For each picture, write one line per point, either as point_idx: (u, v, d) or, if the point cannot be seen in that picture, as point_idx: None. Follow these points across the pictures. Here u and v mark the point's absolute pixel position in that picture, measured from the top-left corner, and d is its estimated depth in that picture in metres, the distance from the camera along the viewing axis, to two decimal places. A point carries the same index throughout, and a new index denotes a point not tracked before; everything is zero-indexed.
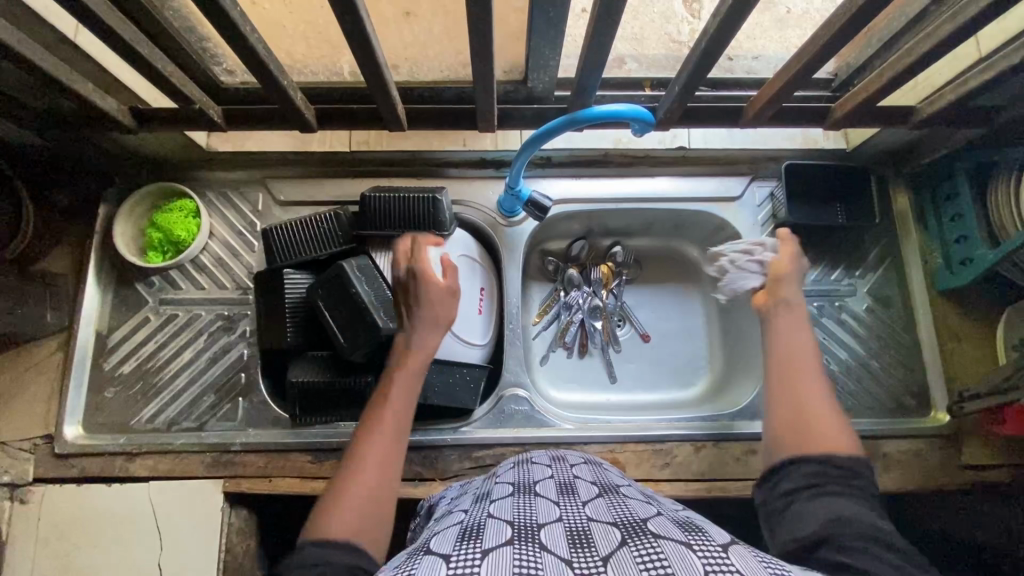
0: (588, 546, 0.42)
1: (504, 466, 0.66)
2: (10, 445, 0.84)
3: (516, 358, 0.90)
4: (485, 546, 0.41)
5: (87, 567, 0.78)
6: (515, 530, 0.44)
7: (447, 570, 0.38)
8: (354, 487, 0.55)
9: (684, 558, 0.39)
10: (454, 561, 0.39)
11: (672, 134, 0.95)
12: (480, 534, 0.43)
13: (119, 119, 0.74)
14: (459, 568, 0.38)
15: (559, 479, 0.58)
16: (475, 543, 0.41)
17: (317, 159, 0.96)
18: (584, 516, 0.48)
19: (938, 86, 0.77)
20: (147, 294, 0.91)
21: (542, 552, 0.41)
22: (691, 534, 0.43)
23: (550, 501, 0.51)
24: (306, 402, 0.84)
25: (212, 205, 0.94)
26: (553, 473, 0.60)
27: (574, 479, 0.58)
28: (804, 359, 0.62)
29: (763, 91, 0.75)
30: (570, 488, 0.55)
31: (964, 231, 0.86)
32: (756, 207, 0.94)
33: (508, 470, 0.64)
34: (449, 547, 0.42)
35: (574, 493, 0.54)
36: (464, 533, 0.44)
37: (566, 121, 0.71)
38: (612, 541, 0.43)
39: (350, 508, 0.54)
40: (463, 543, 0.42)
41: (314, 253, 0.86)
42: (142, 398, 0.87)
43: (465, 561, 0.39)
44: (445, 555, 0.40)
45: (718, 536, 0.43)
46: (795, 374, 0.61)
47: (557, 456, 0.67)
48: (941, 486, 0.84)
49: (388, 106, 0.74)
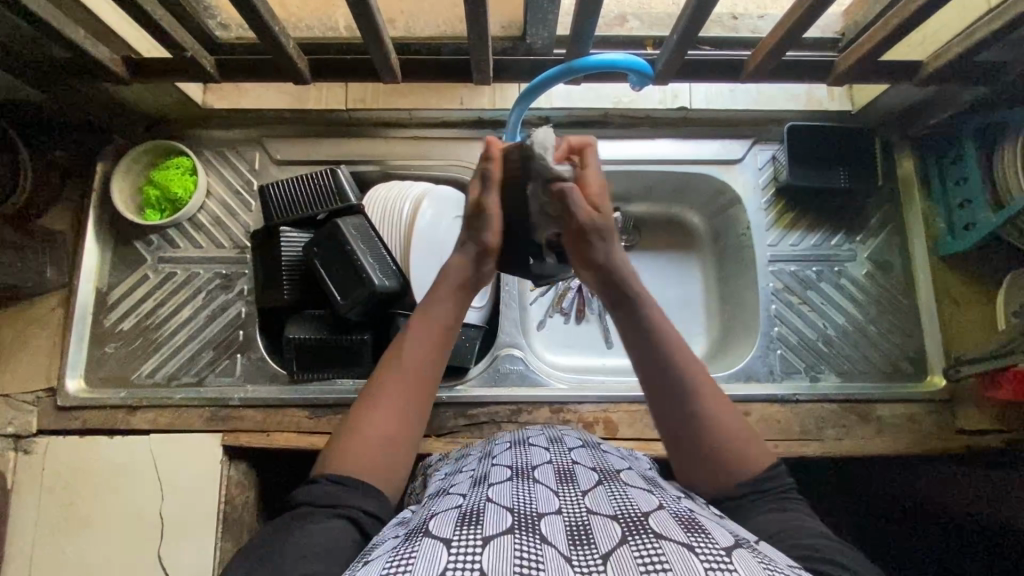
0: (587, 542, 0.42)
1: (502, 445, 0.65)
2: (14, 397, 0.85)
3: (512, 320, 0.91)
4: (485, 534, 0.41)
5: (88, 516, 0.80)
6: (516, 519, 0.44)
7: (449, 560, 0.38)
8: (375, 425, 0.57)
9: (687, 561, 0.38)
10: (455, 548, 0.40)
11: (672, 94, 0.92)
12: (480, 519, 0.43)
13: (113, 69, 0.73)
14: (460, 559, 0.38)
15: (558, 463, 0.57)
16: (476, 529, 0.42)
17: (316, 120, 0.94)
18: (583, 507, 0.47)
19: (944, 41, 0.75)
20: (146, 252, 0.92)
21: (543, 545, 0.41)
22: (693, 533, 0.42)
23: (549, 489, 0.51)
24: (303, 359, 0.85)
25: (210, 163, 0.94)
26: (552, 457, 0.59)
27: (573, 464, 0.57)
28: (675, 364, 0.60)
29: (764, 42, 0.73)
30: (570, 474, 0.54)
31: (969, 196, 0.84)
32: (757, 170, 0.93)
33: (505, 450, 0.63)
34: (450, 532, 0.42)
35: (574, 481, 0.53)
36: (463, 517, 0.44)
37: (563, 70, 0.72)
38: (611, 537, 0.42)
39: (371, 444, 0.56)
40: (464, 528, 0.42)
41: (310, 211, 0.85)
42: (142, 353, 0.88)
43: (466, 550, 0.39)
44: (444, 540, 0.41)
45: (722, 538, 0.42)
46: (678, 387, 0.58)
47: (555, 437, 0.65)
48: (936, 450, 0.84)
49: (381, 56, 0.73)
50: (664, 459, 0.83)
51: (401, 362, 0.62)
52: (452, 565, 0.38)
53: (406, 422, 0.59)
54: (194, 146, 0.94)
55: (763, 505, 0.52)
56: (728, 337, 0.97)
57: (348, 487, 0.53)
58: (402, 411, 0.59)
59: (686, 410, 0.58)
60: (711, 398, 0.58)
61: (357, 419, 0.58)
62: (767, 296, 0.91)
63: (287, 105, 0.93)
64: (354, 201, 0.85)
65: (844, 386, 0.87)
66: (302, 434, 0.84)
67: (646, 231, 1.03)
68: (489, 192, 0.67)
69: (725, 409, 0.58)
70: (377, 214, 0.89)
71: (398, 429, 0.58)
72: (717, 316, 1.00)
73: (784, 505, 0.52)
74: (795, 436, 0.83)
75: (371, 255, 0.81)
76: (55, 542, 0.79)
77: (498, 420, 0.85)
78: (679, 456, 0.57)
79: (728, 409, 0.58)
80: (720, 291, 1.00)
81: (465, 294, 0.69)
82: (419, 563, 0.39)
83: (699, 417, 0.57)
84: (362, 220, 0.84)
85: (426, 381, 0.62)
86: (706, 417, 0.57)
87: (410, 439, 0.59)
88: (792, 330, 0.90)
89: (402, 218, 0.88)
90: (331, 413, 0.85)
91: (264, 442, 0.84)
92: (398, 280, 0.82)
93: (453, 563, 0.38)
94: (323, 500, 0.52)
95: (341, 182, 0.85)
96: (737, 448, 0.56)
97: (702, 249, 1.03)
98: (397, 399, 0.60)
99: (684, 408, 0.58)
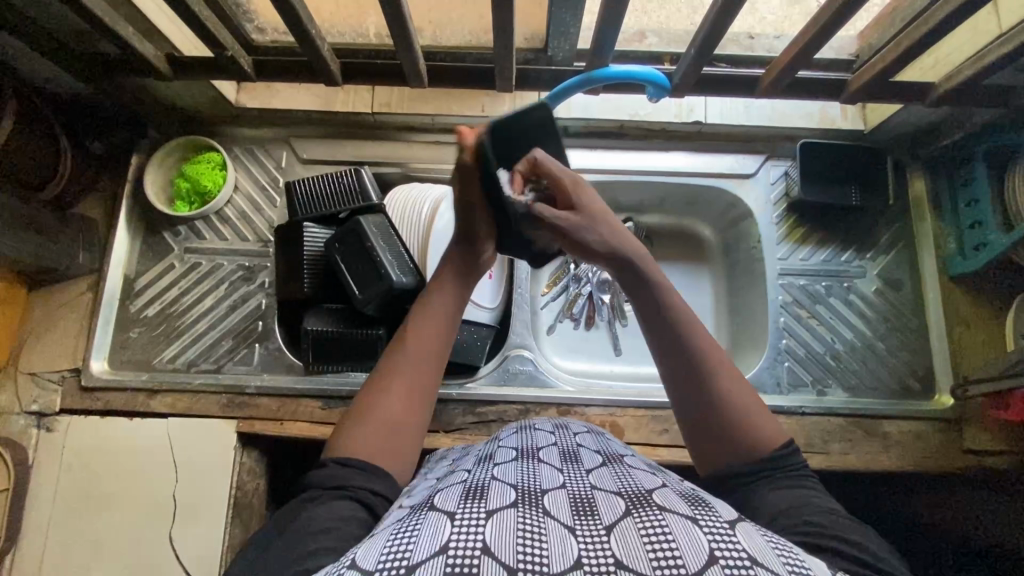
0: (591, 514, 0.43)
1: (508, 430, 0.67)
2: (41, 375, 0.89)
3: (523, 322, 0.93)
4: (489, 508, 0.42)
5: (105, 494, 0.82)
6: (519, 494, 0.45)
7: (452, 529, 0.40)
8: (381, 410, 0.59)
9: (690, 533, 0.39)
10: (459, 519, 0.41)
11: (689, 107, 0.93)
12: (483, 495, 0.45)
13: (156, 66, 0.77)
14: (463, 530, 0.39)
15: (563, 445, 0.59)
16: (479, 503, 0.43)
17: (341, 122, 0.98)
18: (588, 484, 0.49)
19: (956, 62, 0.77)
20: (173, 242, 0.95)
21: (546, 517, 0.42)
22: (696, 507, 0.43)
23: (553, 467, 0.52)
24: (319, 350, 0.87)
25: (238, 160, 0.98)
26: (557, 439, 0.61)
27: (577, 447, 0.59)
28: (696, 355, 0.59)
29: (781, 57, 0.75)
30: (574, 455, 0.56)
31: (980, 216, 0.85)
32: (770, 185, 0.95)
33: (511, 434, 0.64)
34: (453, 505, 0.43)
35: (578, 460, 0.55)
36: (466, 492, 0.46)
37: (583, 80, 0.76)
38: (615, 511, 0.43)
39: (376, 428, 0.58)
40: (467, 502, 0.43)
41: (333, 208, 0.88)
42: (164, 339, 0.91)
43: (468, 521, 0.40)
44: (449, 513, 0.42)
45: (725, 512, 0.43)
46: (702, 374, 0.58)
47: (560, 423, 0.67)
48: (942, 469, 0.84)
49: (411, 62, 0.76)
50: (669, 464, 0.84)
51: (405, 349, 0.63)
52: (456, 536, 0.39)
53: (412, 405, 0.60)
54: (224, 143, 0.98)
55: (762, 485, 0.53)
56: (737, 348, 0.98)
57: (358, 469, 0.55)
58: (408, 393, 0.61)
59: (704, 395, 0.57)
60: (735, 389, 0.58)
61: (363, 403, 0.60)
62: (777, 309, 0.92)
63: (316, 107, 0.96)
64: (375, 200, 0.89)
65: (852, 400, 0.87)
66: (315, 423, 0.87)
67: (657, 242, 1.05)
68: (470, 186, 0.67)
69: (750, 399, 0.58)
70: (394, 215, 0.92)
71: (403, 409, 0.60)
72: (726, 327, 1.01)
73: (789, 484, 0.53)
74: (800, 448, 0.84)
75: (390, 252, 0.84)
76: (72, 518, 0.81)
77: (507, 418, 0.87)
78: (696, 439, 0.58)
79: (749, 395, 0.58)
80: (730, 304, 1.01)
81: (469, 280, 0.71)
82: (422, 535, 0.39)
83: (721, 407, 0.57)
84: (383, 219, 0.87)
85: (433, 364, 0.63)
86: (732, 408, 0.57)
87: (417, 418, 0.60)
88: (801, 343, 0.91)
89: (420, 219, 0.90)
90: (344, 405, 0.87)
91: (278, 430, 0.86)
92: (414, 276, 0.85)
93: (456, 534, 0.39)
94: (335, 483, 0.54)
95: (364, 182, 0.89)
96: (759, 430, 0.56)
97: (713, 261, 1.04)
98: (404, 379, 0.61)
99: (706, 398, 0.57)
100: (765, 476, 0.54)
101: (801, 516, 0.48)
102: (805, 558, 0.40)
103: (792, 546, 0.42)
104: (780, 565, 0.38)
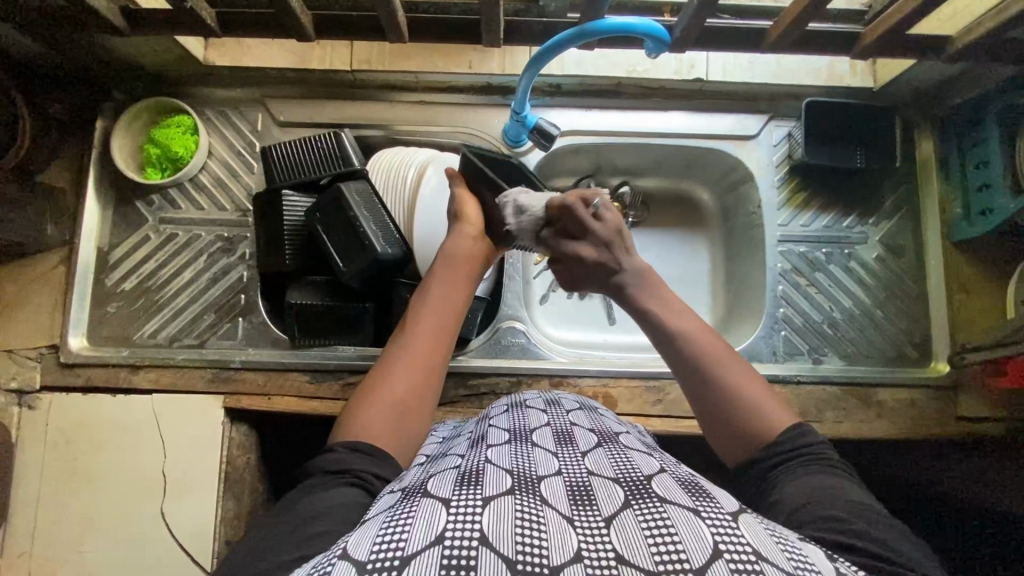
0: (589, 504, 0.42)
1: (499, 408, 0.65)
2: (19, 352, 0.86)
3: (514, 293, 0.91)
4: (486, 494, 0.41)
5: (92, 472, 0.81)
6: (515, 481, 0.43)
7: (449, 518, 0.38)
8: (389, 394, 0.58)
9: (693, 527, 0.38)
10: (455, 506, 0.39)
11: (689, 63, 0.89)
12: (479, 480, 0.43)
13: (110, 20, 0.71)
14: (459, 519, 0.38)
15: (556, 426, 0.57)
16: (476, 489, 0.41)
17: (319, 81, 0.92)
18: (584, 468, 0.47)
19: (977, 14, 0.72)
20: (147, 212, 0.91)
21: (543, 506, 0.41)
22: (697, 498, 0.42)
23: (548, 450, 0.51)
24: (305, 325, 0.85)
25: (211, 123, 0.92)
26: (550, 419, 0.59)
27: (571, 427, 0.57)
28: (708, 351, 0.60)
29: (790, 9, 0.70)
30: (568, 436, 0.55)
31: (988, 178, 0.82)
32: (772, 147, 0.91)
33: (503, 413, 0.63)
34: (449, 492, 0.42)
35: (573, 442, 0.53)
36: (461, 478, 0.44)
37: (575, 34, 0.69)
38: (614, 501, 0.42)
39: (382, 413, 0.57)
40: (463, 487, 0.42)
41: (312, 175, 0.84)
42: (144, 314, 0.89)
43: (466, 509, 0.39)
44: (444, 501, 0.40)
45: (726, 503, 0.42)
46: (704, 372, 0.59)
47: (552, 400, 0.66)
48: (935, 435, 0.83)
49: (388, 13, 0.69)
50: (662, 435, 0.84)
51: (416, 333, 0.63)
52: (452, 525, 0.37)
53: (418, 388, 0.60)
54: (194, 105, 0.92)
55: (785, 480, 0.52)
56: (732, 317, 0.96)
57: (363, 454, 0.54)
58: (415, 374, 0.60)
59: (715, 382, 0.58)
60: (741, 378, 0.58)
61: (373, 386, 0.59)
62: (775, 276, 0.90)
63: (292, 64, 0.90)
64: (358, 166, 0.85)
65: (847, 369, 0.86)
66: (302, 398, 0.85)
67: (653, 207, 1.01)
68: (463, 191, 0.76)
69: (752, 386, 0.58)
70: (378, 180, 0.87)
71: (411, 392, 0.59)
72: (722, 295, 0.99)
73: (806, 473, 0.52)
74: (793, 417, 0.83)
75: (375, 222, 0.80)
76: (60, 495, 0.80)
77: (498, 391, 0.85)
78: (709, 427, 0.58)
79: (761, 389, 0.58)
80: (726, 272, 0.99)
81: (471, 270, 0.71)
82: (417, 524, 0.38)
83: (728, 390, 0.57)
84: (366, 186, 0.83)
85: (442, 344, 0.63)
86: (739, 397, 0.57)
87: (426, 398, 0.60)
88: (797, 312, 0.89)
89: (406, 184, 0.86)
90: (332, 378, 0.86)
91: (264, 406, 0.84)
92: (401, 247, 0.82)
93: (452, 523, 0.37)
94: (337, 467, 0.52)
95: (345, 146, 0.84)
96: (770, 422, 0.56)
97: (710, 228, 1.01)
98: (412, 362, 0.61)
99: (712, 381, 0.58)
100: (796, 455, 0.54)
101: (818, 513, 0.47)
102: (813, 557, 0.39)
103: (794, 539, 0.41)
104: (786, 560, 0.37)
